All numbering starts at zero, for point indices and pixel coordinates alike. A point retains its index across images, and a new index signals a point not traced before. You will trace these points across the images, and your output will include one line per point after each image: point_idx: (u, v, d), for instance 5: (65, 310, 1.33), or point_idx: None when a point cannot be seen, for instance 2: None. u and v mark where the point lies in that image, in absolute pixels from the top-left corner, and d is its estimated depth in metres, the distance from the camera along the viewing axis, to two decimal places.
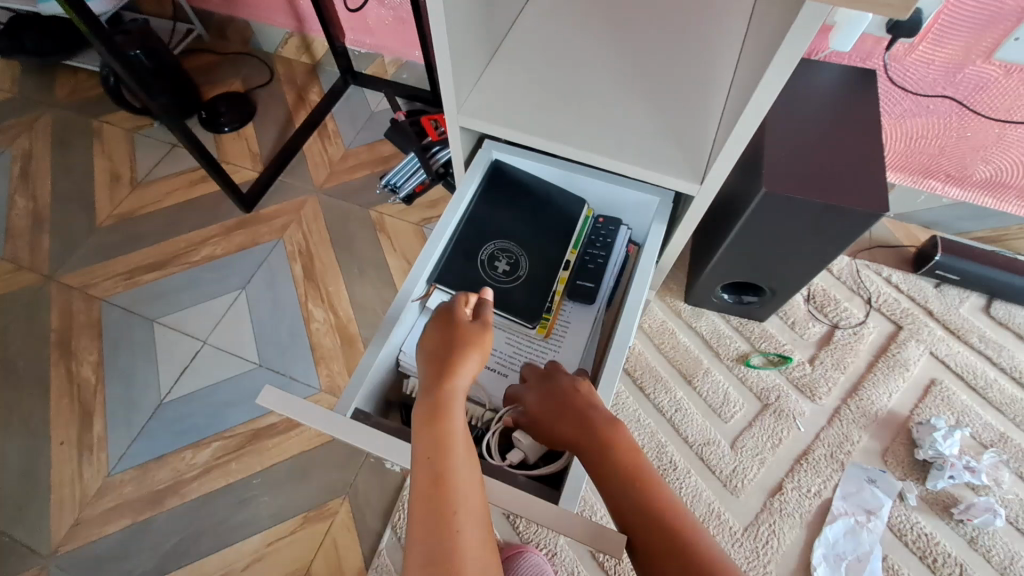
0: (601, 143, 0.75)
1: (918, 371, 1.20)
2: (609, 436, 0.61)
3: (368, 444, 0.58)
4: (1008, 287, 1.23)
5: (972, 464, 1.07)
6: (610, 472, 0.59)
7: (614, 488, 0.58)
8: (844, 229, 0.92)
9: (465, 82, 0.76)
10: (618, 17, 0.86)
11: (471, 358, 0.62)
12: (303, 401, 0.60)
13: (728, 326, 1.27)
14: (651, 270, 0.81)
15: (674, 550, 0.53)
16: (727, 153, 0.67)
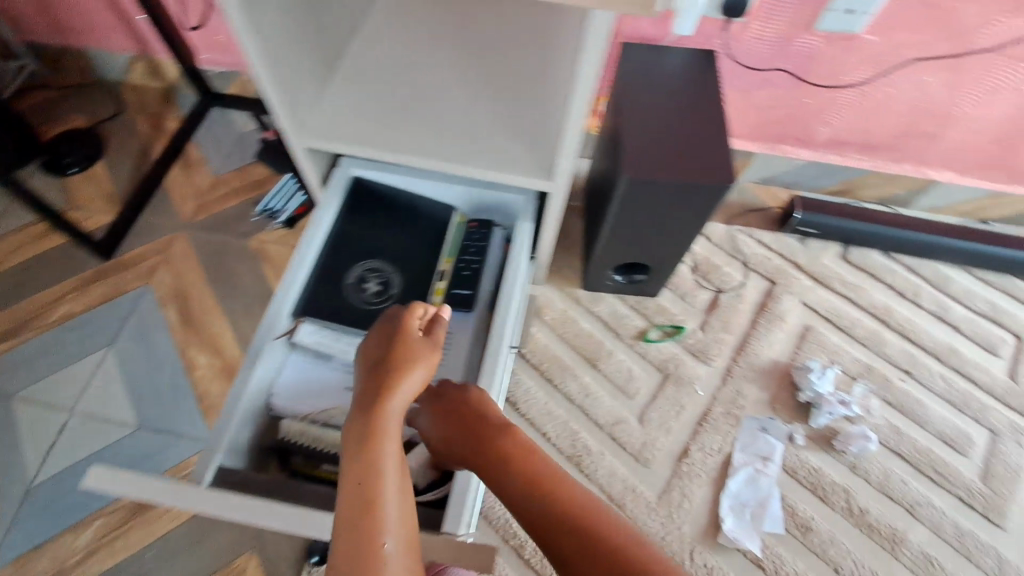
0: (452, 151, 0.74)
1: (793, 321, 1.31)
2: (507, 446, 0.64)
3: (226, 507, 0.53)
4: (857, 233, 1.37)
5: (844, 398, 1.19)
6: (518, 485, 0.61)
7: (519, 494, 0.60)
8: (703, 204, 0.98)
9: (300, 103, 0.73)
10: (461, 21, 0.85)
11: (415, 372, 0.60)
12: (142, 476, 0.54)
13: (625, 306, 1.31)
14: (525, 270, 0.82)
15: (586, 541, 0.55)
16: (568, 149, 0.68)
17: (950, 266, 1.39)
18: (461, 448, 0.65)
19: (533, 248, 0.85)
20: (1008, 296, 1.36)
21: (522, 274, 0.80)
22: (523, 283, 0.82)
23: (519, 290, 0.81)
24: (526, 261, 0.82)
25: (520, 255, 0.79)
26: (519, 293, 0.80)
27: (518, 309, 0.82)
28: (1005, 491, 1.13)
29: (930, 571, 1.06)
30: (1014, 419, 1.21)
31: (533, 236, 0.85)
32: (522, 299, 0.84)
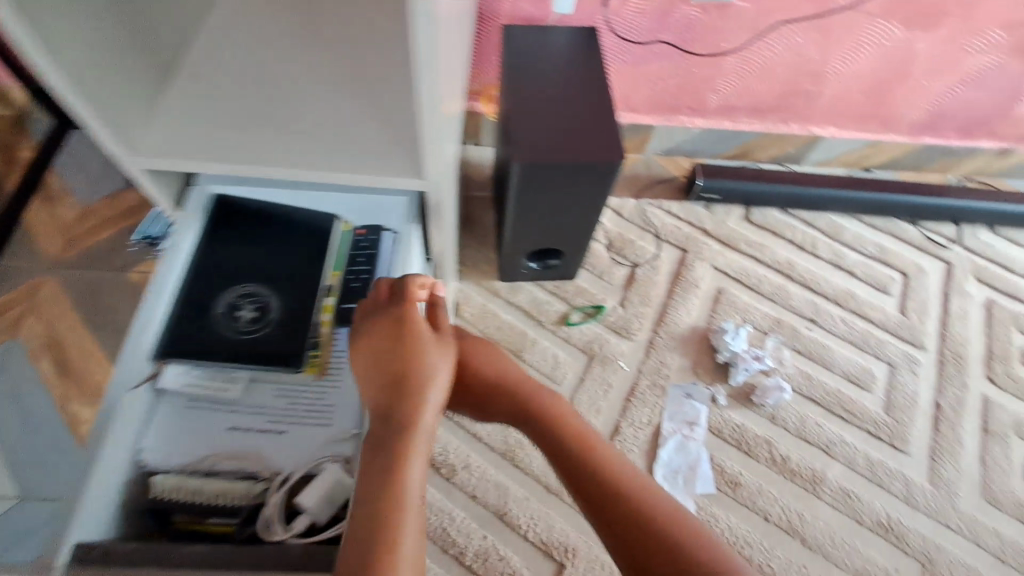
0: (313, 158, 0.68)
1: (707, 286, 1.35)
2: (566, 419, 0.79)
3: None
4: (755, 194, 1.42)
5: (757, 353, 1.24)
6: (570, 449, 0.76)
7: (573, 457, 0.75)
8: (598, 184, 0.97)
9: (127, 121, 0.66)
10: (317, 16, 0.79)
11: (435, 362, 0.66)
12: None
13: (544, 292, 1.30)
14: (415, 272, 0.79)
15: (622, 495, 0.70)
16: (433, 144, 0.64)
17: (842, 215, 1.48)
18: (529, 415, 0.81)
19: (421, 248, 0.81)
20: (893, 237, 1.46)
21: (411, 277, 0.76)
22: (415, 285, 0.79)
23: (411, 293, 0.77)
24: (415, 261, 0.78)
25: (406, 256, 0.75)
26: (410, 295, 0.76)
27: (412, 313, 0.78)
28: (905, 418, 1.22)
29: (849, 504, 1.13)
30: (907, 350, 1.30)
31: (420, 235, 0.81)
32: (416, 302, 0.80)
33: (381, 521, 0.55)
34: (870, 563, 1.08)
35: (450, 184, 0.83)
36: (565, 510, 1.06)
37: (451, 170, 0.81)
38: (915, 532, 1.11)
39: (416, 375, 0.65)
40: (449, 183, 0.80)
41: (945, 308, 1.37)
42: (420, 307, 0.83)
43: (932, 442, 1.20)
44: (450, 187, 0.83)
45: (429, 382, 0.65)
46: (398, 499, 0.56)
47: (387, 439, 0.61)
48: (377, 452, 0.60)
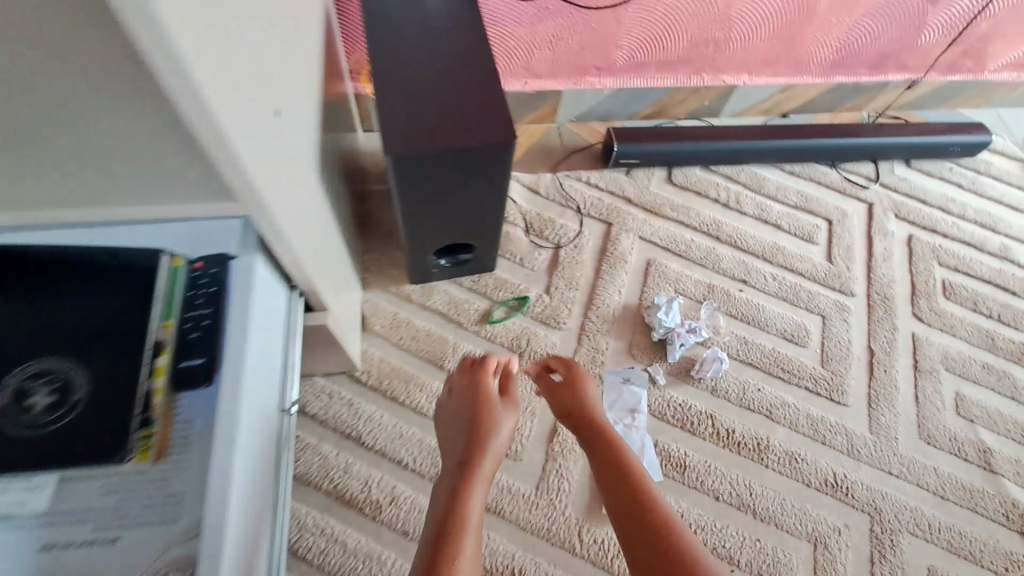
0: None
1: (635, 259, 1.26)
2: (611, 439, 0.83)
3: None
4: (675, 154, 1.34)
5: (693, 325, 1.17)
6: (610, 463, 0.79)
7: (610, 469, 0.78)
8: (491, 170, 0.85)
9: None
10: None
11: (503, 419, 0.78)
12: None
13: (461, 289, 1.18)
14: (262, 318, 0.63)
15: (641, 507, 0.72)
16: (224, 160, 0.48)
17: (763, 167, 1.42)
18: (587, 427, 0.87)
19: (267, 285, 0.65)
20: (814, 183, 1.42)
21: (251, 329, 0.60)
22: (265, 335, 0.63)
23: (258, 349, 0.61)
24: (258, 307, 0.62)
25: (237, 307, 0.59)
26: (253, 352, 0.60)
27: (265, 371, 0.63)
28: (842, 369, 1.20)
29: (797, 468, 1.10)
30: (839, 299, 1.27)
31: (267, 267, 0.65)
32: (272, 353, 0.65)
33: (449, 529, 0.62)
34: (821, 524, 1.06)
35: (302, 196, 0.68)
36: (508, 529, 0.99)
37: (297, 181, 0.66)
38: (860, 484, 1.10)
39: (487, 425, 0.77)
40: (296, 198, 0.65)
41: (870, 250, 1.35)
42: (283, 353, 0.67)
43: (869, 389, 1.19)
44: (301, 201, 0.68)
45: (497, 434, 0.76)
46: (463, 513, 0.64)
47: (461, 469, 0.71)
48: (456, 475, 0.70)
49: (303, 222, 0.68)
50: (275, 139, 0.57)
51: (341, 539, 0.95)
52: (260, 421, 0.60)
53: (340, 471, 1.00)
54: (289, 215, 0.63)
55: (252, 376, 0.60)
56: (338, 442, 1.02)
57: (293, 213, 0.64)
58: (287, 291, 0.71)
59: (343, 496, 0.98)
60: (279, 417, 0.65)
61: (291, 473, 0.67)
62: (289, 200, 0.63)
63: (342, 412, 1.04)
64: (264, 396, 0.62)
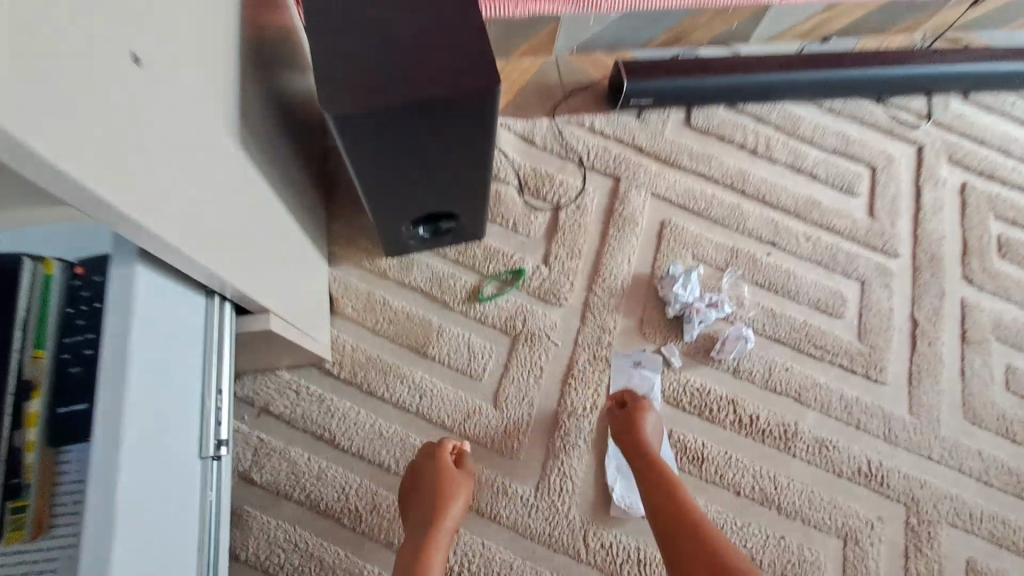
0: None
1: (647, 221, 1.08)
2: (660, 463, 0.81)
3: None
4: (697, 92, 1.12)
5: (715, 299, 1.01)
6: (660, 486, 0.78)
7: (661, 494, 0.77)
8: (472, 125, 0.66)
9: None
10: None
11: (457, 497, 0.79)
12: None
13: (445, 263, 1.01)
14: (154, 345, 0.46)
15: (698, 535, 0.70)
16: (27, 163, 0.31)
17: (797, 104, 1.21)
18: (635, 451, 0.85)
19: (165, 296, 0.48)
20: (857, 122, 1.21)
21: (138, 365, 0.44)
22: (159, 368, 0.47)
23: (150, 388, 0.45)
24: (148, 330, 0.45)
25: (120, 321, 0.43)
26: (142, 394, 0.44)
27: (162, 416, 0.47)
28: (882, 343, 1.05)
29: (827, 457, 0.98)
30: (880, 262, 1.11)
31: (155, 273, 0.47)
32: (171, 391, 0.49)
33: None
34: (852, 517, 0.96)
35: (200, 176, 0.48)
36: (505, 536, 0.89)
37: (185, 155, 0.46)
38: (897, 472, 0.99)
39: (445, 504, 0.78)
40: (186, 182, 0.46)
41: (918, 202, 1.16)
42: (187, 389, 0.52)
43: (911, 365, 1.05)
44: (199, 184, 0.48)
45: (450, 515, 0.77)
46: None
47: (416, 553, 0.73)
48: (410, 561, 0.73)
49: (205, 212, 0.49)
50: (117, 95, 0.37)
51: (318, 554, 0.85)
52: (156, 486, 0.45)
53: (312, 478, 0.88)
54: (171, 209, 0.44)
55: (143, 429, 0.44)
56: (309, 445, 0.89)
57: (177, 204, 0.45)
58: (198, 296, 0.54)
59: (317, 506, 0.87)
60: (186, 472, 0.50)
61: (210, 535, 0.53)
62: (168, 186, 0.43)
63: (312, 411, 0.90)
64: (162, 452, 0.46)
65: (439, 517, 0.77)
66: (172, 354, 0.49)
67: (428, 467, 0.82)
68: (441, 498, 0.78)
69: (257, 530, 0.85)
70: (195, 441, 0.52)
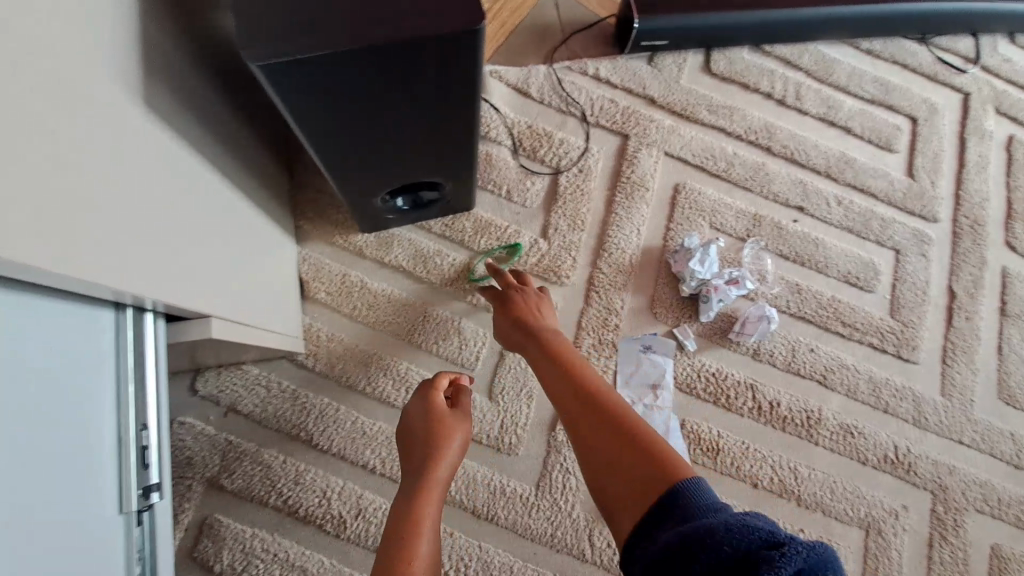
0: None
1: (660, 185, 0.96)
2: (562, 345, 0.71)
3: None
4: (718, 31, 0.96)
5: (735, 275, 0.90)
6: (558, 370, 0.67)
7: (559, 377, 0.66)
8: (448, 76, 0.52)
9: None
10: None
11: (459, 433, 0.68)
12: None
13: (430, 238, 0.89)
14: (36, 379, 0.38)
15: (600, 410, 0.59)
16: None
17: (831, 45, 1.05)
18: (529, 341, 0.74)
19: (42, 321, 0.39)
20: (898, 67, 1.06)
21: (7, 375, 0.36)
22: (44, 405, 0.39)
23: (29, 434, 0.37)
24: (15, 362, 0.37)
25: None
26: (14, 445, 0.36)
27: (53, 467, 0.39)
28: (916, 318, 0.95)
29: (853, 444, 0.89)
30: (917, 228, 0.99)
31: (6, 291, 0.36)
32: (68, 433, 0.41)
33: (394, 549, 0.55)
34: (875, 507, 0.87)
35: (72, 161, 0.37)
36: (502, 537, 0.80)
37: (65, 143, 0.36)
38: (924, 458, 0.90)
39: (446, 434, 0.67)
40: (53, 170, 0.35)
41: (962, 159, 1.03)
42: (95, 428, 0.44)
43: (945, 342, 0.95)
44: (75, 172, 0.37)
45: (450, 450, 0.66)
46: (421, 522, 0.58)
47: (408, 500, 0.61)
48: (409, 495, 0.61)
49: (83, 210, 0.38)
50: None
51: (299, 564, 0.76)
52: (45, 555, 0.37)
53: (288, 483, 0.78)
54: (42, 213, 0.34)
55: (24, 482, 0.36)
56: (284, 446, 0.80)
57: (54, 205, 0.35)
58: (92, 313, 0.45)
59: (295, 513, 0.77)
60: (99, 527, 0.42)
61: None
62: (19, 180, 0.32)
63: (285, 409, 0.81)
64: (57, 508, 0.38)
65: (439, 452, 0.65)
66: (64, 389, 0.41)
67: (420, 407, 0.71)
68: (440, 435, 0.66)
69: (230, 541, 0.75)
70: (113, 490, 0.44)
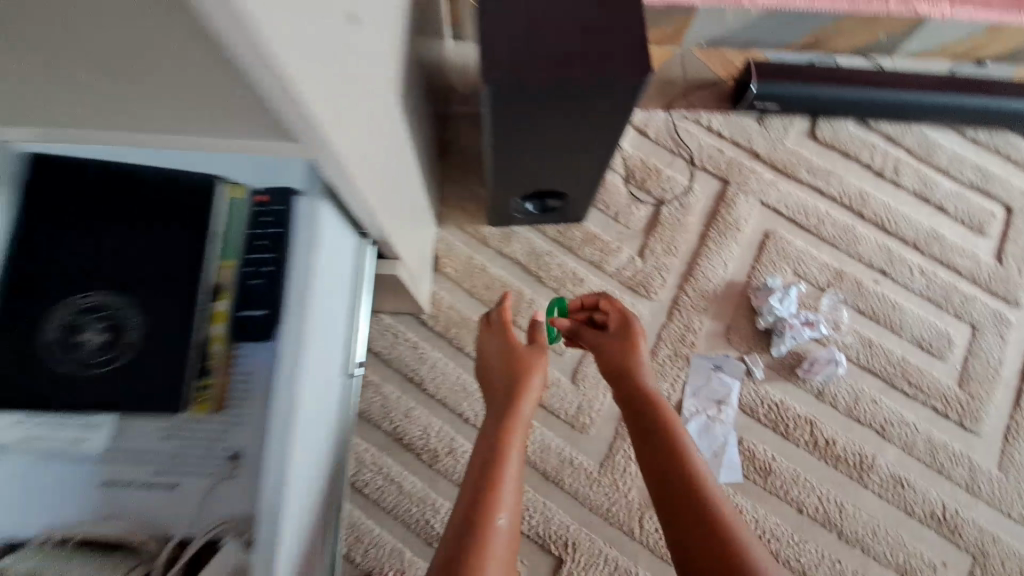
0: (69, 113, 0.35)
1: (751, 230, 1.07)
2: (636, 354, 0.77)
3: None
4: (828, 103, 1.08)
5: (811, 318, 0.99)
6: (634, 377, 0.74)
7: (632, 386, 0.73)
8: (611, 110, 0.69)
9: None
10: None
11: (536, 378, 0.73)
12: None
13: (544, 239, 1.05)
14: (332, 280, 0.55)
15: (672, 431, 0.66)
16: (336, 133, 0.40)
17: (937, 129, 1.13)
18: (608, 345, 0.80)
19: (338, 234, 0.54)
20: (1002, 158, 1.13)
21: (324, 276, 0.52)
22: (331, 299, 0.55)
23: (324, 316, 0.53)
24: (326, 267, 0.52)
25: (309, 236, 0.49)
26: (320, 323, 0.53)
27: (327, 342, 0.55)
28: (984, 392, 0.99)
29: (901, 494, 0.94)
30: (998, 309, 1.04)
31: (334, 214, 0.54)
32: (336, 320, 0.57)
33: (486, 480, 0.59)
34: (914, 558, 0.91)
35: (382, 132, 0.55)
36: (565, 501, 0.93)
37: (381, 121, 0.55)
38: (972, 524, 0.93)
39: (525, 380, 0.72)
40: (377, 136, 0.52)
41: None
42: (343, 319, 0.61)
43: (1011, 420, 0.98)
44: (382, 138, 0.55)
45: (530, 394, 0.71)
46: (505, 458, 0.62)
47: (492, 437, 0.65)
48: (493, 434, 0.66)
49: (377, 162, 0.54)
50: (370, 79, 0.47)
51: (398, 480, 0.92)
52: (320, 399, 0.54)
53: (400, 414, 0.95)
54: (370, 162, 0.51)
55: (320, 349, 0.53)
56: (401, 384, 0.97)
57: (374, 159, 0.52)
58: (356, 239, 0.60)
59: (401, 440, 0.94)
60: (336, 389, 0.60)
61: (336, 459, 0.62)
62: (371, 140, 0.50)
63: (406, 355, 0.98)
64: (326, 370, 0.55)
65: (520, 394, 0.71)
66: (333, 288, 0.55)
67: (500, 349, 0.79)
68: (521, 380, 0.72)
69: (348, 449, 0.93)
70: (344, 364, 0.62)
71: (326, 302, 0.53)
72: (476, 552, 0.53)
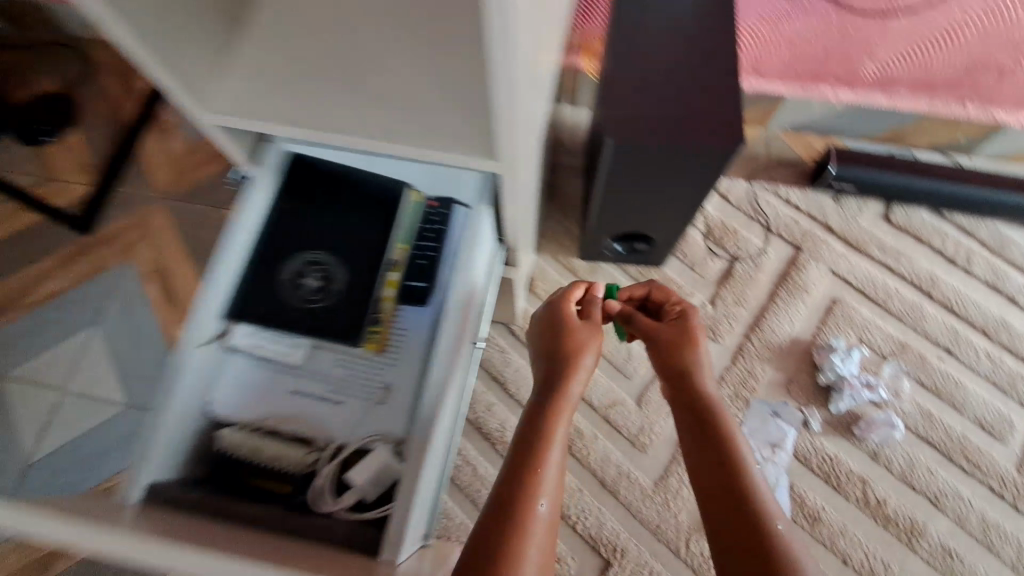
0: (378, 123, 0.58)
1: (819, 294, 1.16)
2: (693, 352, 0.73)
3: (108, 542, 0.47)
4: (904, 191, 1.18)
5: (870, 381, 1.07)
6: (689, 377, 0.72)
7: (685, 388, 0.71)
8: (705, 171, 0.84)
9: (184, 68, 0.59)
10: None
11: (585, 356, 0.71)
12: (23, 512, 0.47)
13: (626, 277, 1.20)
14: (480, 270, 0.72)
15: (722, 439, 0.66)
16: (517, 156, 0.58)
17: (1012, 227, 1.20)
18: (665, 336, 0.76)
19: (488, 236, 0.72)
20: None
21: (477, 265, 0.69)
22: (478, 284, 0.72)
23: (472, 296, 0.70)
24: (479, 259, 0.70)
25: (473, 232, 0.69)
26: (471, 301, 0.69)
27: (471, 316, 0.71)
28: None
29: (948, 564, 0.97)
30: None
31: (489, 220, 0.72)
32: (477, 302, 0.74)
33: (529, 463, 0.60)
34: None
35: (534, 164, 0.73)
36: (618, 509, 1.02)
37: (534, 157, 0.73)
38: None
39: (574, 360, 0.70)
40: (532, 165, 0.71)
41: None
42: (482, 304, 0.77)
43: None
44: (533, 167, 0.73)
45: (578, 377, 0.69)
46: (549, 445, 0.62)
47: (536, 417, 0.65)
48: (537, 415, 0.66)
49: (528, 183, 0.73)
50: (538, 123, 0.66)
51: (473, 463, 1.05)
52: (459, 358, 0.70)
53: (482, 407, 1.09)
54: (526, 182, 0.70)
55: (465, 321, 0.69)
56: (486, 381, 1.12)
57: (528, 180, 0.71)
58: (495, 245, 0.79)
59: (480, 429, 1.08)
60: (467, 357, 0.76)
61: (462, 427, 0.75)
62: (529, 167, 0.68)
63: (493, 357, 1.13)
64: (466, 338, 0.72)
65: (568, 375, 0.69)
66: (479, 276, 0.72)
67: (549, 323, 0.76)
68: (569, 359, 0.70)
69: None
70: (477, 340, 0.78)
71: (476, 285, 0.70)
72: (517, 532, 0.55)
